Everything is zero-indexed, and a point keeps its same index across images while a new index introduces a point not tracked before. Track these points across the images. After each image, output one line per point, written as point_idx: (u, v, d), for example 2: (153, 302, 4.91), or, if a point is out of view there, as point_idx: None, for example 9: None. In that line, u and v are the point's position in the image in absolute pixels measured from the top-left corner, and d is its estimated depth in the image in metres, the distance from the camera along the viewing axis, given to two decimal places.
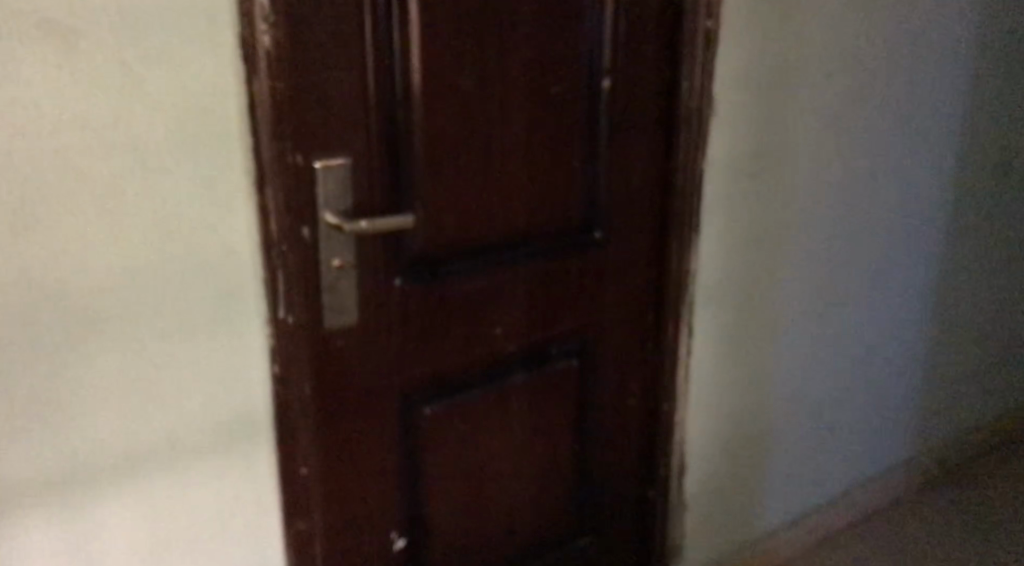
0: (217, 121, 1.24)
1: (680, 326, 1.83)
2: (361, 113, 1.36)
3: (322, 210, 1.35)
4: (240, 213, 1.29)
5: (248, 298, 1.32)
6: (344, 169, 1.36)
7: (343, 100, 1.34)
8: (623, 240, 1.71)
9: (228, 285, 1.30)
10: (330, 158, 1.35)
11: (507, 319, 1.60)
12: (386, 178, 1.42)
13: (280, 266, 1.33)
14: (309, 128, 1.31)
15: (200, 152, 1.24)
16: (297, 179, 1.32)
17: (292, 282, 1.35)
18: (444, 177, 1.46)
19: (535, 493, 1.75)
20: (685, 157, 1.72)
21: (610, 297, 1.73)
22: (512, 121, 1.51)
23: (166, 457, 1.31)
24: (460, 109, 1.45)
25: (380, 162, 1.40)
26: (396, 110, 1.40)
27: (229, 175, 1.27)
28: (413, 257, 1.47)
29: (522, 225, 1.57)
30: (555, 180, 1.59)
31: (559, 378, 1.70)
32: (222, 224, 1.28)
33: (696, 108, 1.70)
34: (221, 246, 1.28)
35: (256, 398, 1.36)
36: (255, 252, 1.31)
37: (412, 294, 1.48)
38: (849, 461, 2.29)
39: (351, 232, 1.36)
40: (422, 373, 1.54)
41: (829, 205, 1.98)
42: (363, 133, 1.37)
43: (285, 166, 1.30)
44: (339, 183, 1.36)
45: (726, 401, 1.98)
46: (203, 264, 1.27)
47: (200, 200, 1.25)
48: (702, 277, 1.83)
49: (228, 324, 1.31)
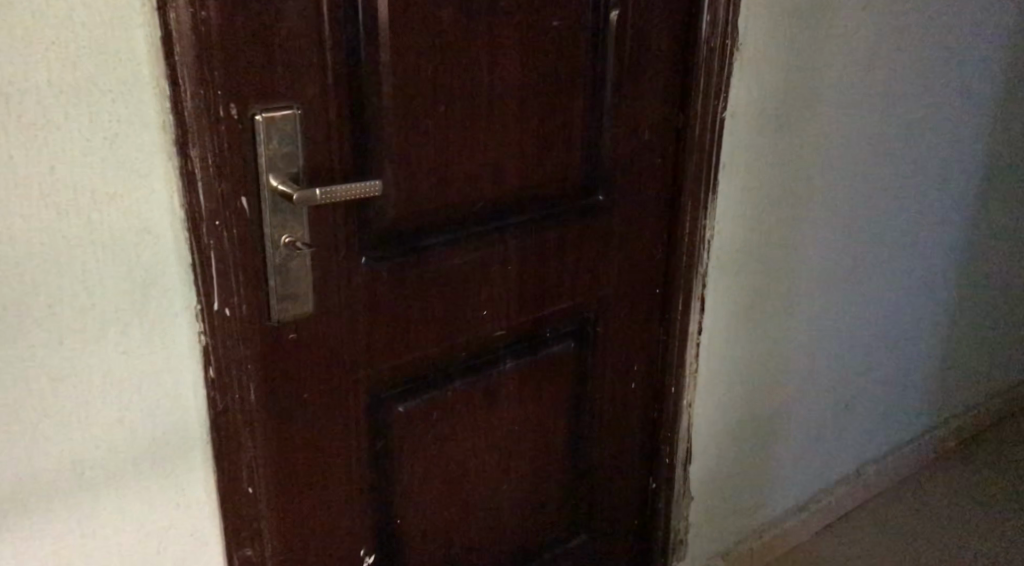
0: (122, 62, 0.95)
1: (691, 300, 1.57)
2: (315, 53, 1.08)
3: (266, 173, 1.08)
4: (160, 180, 1.00)
5: (174, 287, 1.04)
6: (294, 123, 1.09)
7: (288, 36, 1.06)
8: (629, 202, 1.45)
9: (145, 273, 1.02)
10: (276, 108, 1.07)
11: (492, 299, 1.35)
12: (348, 135, 1.14)
13: (213, 247, 1.05)
14: (245, 70, 1.03)
15: (101, 102, 0.94)
16: (231, 137, 1.04)
17: (228, 266, 1.07)
18: (415, 132, 1.20)
19: (524, 493, 1.50)
20: (703, 105, 1.45)
21: (612, 268, 1.47)
22: (500, 62, 1.24)
23: (73, 488, 1.04)
24: (434, 48, 1.18)
25: (337, 113, 1.12)
26: (358, 48, 1.12)
27: (141, 131, 0.97)
28: (381, 229, 1.21)
29: (511, 187, 1.31)
30: (550, 133, 1.32)
31: (552, 363, 1.45)
32: (134, 196, 0.99)
33: (719, 45, 1.43)
34: (134, 223, 0.99)
35: (187, 410, 1.09)
36: (180, 231, 1.03)
37: (380, 273, 1.22)
38: (866, 436, 2.06)
39: (301, 201, 1.09)
40: (393, 367, 1.28)
41: (860, 156, 1.71)
42: (316, 78, 1.09)
43: (215, 121, 1.02)
44: (288, 139, 1.09)
45: (739, 381, 1.71)
46: (111, 248, 0.99)
47: (103, 165, 0.96)
48: (716, 242, 1.56)
49: (149, 322, 1.03)
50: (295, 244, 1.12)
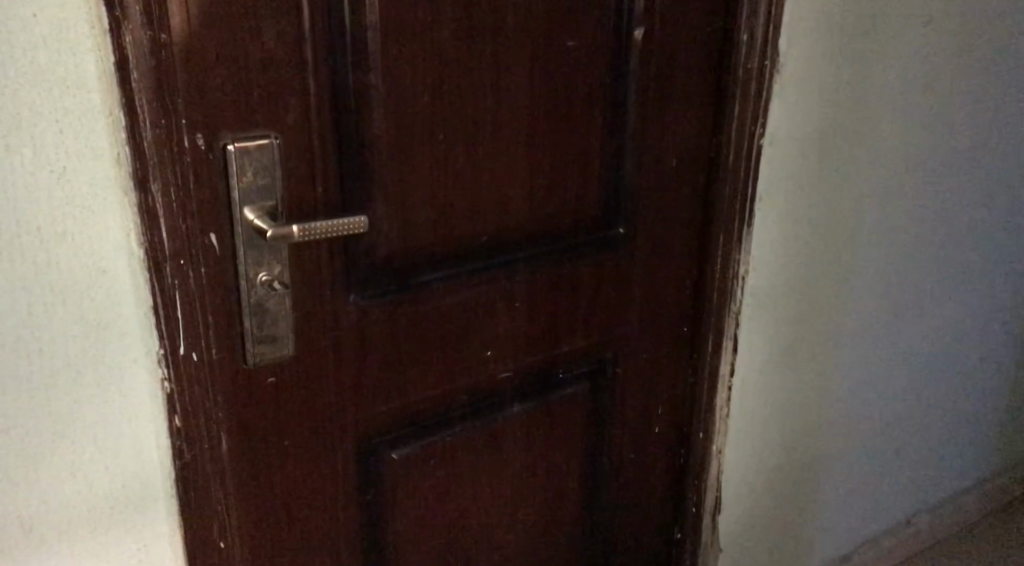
0: (69, 89, 0.87)
1: (724, 341, 1.44)
2: (295, 78, 0.99)
3: (239, 207, 0.99)
4: (115, 216, 0.92)
5: (132, 332, 0.96)
6: (271, 153, 1.00)
7: (264, 61, 0.97)
8: (653, 235, 1.33)
9: (99, 317, 0.94)
10: (250, 138, 0.98)
11: (497, 339, 1.24)
12: (333, 165, 1.05)
13: (178, 287, 0.97)
14: (214, 98, 0.95)
15: (46, 133, 0.87)
16: (199, 169, 0.96)
17: (194, 306, 0.99)
18: (409, 162, 1.10)
19: (533, 545, 1.39)
20: (738, 131, 1.33)
21: (634, 306, 1.36)
22: (505, 87, 1.14)
23: (22, 544, 0.96)
24: (432, 72, 1.08)
25: (321, 142, 1.03)
26: (345, 72, 1.03)
27: (93, 164, 0.89)
28: (370, 266, 1.11)
29: (519, 220, 1.21)
30: (562, 160, 1.22)
31: (565, 408, 1.34)
32: (85, 234, 0.91)
33: (757, 65, 1.30)
34: (86, 263, 0.92)
35: (149, 461, 1.01)
36: (140, 272, 0.95)
37: (369, 313, 1.13)
38: (919, 486, 1.89)
39: (275, 239, 1.00)
40: (384, 412, 1.18)
41: (916, 186, 1.55)
42: (296, 105, 1.00)
43: (178, 152, 0.94)
44: (265, 171, 1.00)
45: (778, 428, 1.56)
46: (60, 290, 0.91)
47: (50, 201, 0.88)
48: (752, 279, 1.42)
49: (104, 368, 0.95)
50: (272, 284, 1.03)
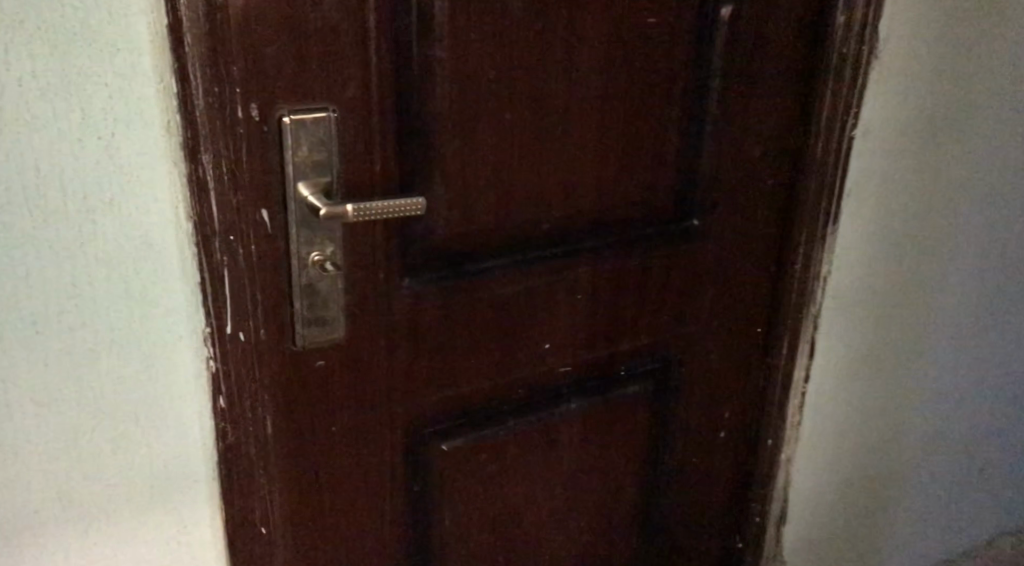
0: (120, 52, 0.83)
1: (799, 344, 1.36)
2: (357, 49, 0.94)
3: (293, 182, 0.95)
4: (163, 187, 0.88)
5: (178, 308, 0.92)
6: (328, 127, 0.95)
7: (324, 30, 0.92)
8: (729, 228, 1.26)
9: (144, 291, 0.90)
10: (307, 111, 0.94)
11: (557, 331, 1.19)
12: (393, 142, 1.00)
13: (226, 263, 0.93)
14: (271, 67, 0.91)
15: (94, 97, 0.83)
16: (252, 141, 0.92)
17: (242, 285, 0.95)
18: (472, 142, 1.04)
19: (585, 546, 1.33)
20: (827, 121, 1.25)
21: (705, 303, 1.28)
22: (579, 66, 1.08)
23: (58, 522, 0.93)
24: (502, 47, 1.02)
25: (380, 118, 0.98)
26: (409, 44, 0.98)
27: (142, 131, 0.85)
28: (426, 249, 1.06)
29: (585, 207, 1.15)
30: (637, 146, 1.16)
31: (626, 406, 1.28)
32: (132, 204, 0.87)
33: (853, 51, 1.21)
34: (133, 235, 0.88)
35: (191, 442, 0.97)
36: (188, 246, 0.91)
37: (425, 298, 1.08)
38: (1000, 508, 1.78)
39: (328, 217, 0.95)
40: (436, 401, 1.13)
41: (1017, 185, 1.44)
42: (357, 77, 0.95)
43: (230, 123, 0.90)
44: (321, 146, 0.96)
45: (852, 440, 1.47)
46: (105, 261, 0.87)
47: (98, 169, 0.85)
48: (835, 279, 1.33)
49: (148, 345, 0.92)
50: (325, 265, 0.99)
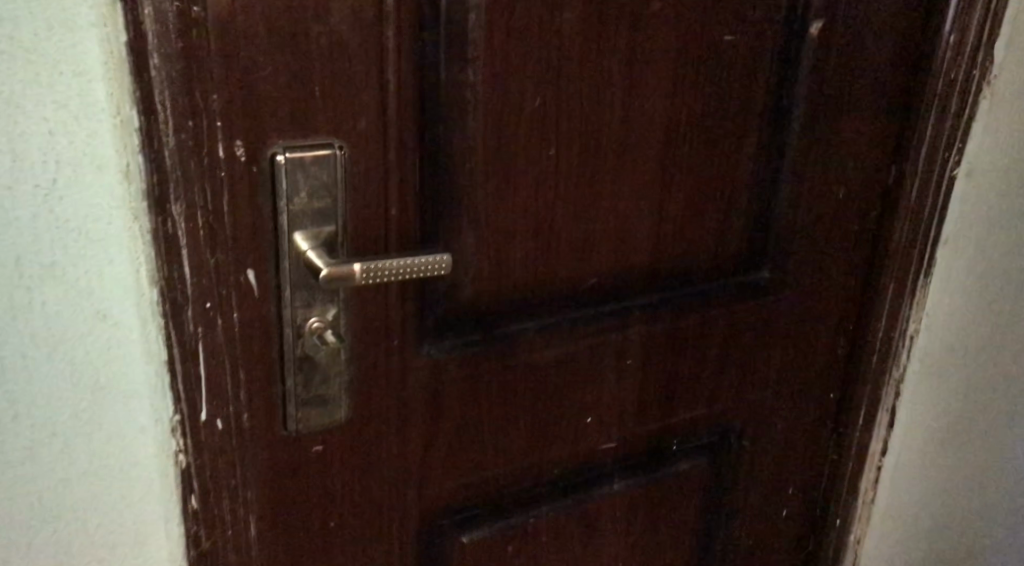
0: (63, 77, 0.64)
1: (878, 412, 1.17)
2: (371, 71, 0.76)
3: (288, 236, 0.76)
4: (120, 246, 0.69)
5: (140, 394, 0.73)
6: (334, 168, 0.76)
7: (330, 47, 0.74)
8: (806, 281, 1.07)
9: (95, 375, 0.71)
10: (307, 147, 0.75)
11: (603, 405, 1.00)
12: (413, 184, 0.81)
13: (203, 337, 0.75)
14: (263, 95, 0.72)
15: (29, 135, 0.64)
16: (237, 187, 0.73)
17: (222, 362, 0.76)
18: (508, 184, 0.85)
19: None
20: (927, 159, 1.05)
21: (773, 366, 1.09)
22: (640, 92, 0.89)
23: None
24: (548, 70, 0.83)
25: (398, 155, 0.79)
26: (436, 66, 0.79)
27: (93, 177, 0.67)
28: (449, 311, 0.87)
29: (641, 258, 0.96)
30: (704, 188, 0.96)
31: (678, 485, 1.09)
32: (81, 268, 0.68)
33: (961, 77, 1.02)
34: (82, 306, 0.69)
35: (155, 552, 0.79)
36: (152, 319, 0.72)
37: (448, 371, 0.89)
38: None
39: (328, 280, 0.76)
40: (458, 489, 0.94)
41: None
42: (370, 106, 0.77)
43: (209, 165, 0.71)
44: (324, 191, 0.77)
45: (940, 521, 1.27)
46: (46, 339, 0.69)
47: (34, 224, 0.66)
48: (923, 339, 1.14)
49: (101, 441, 0.73)
50: (321, 336, 0.80)
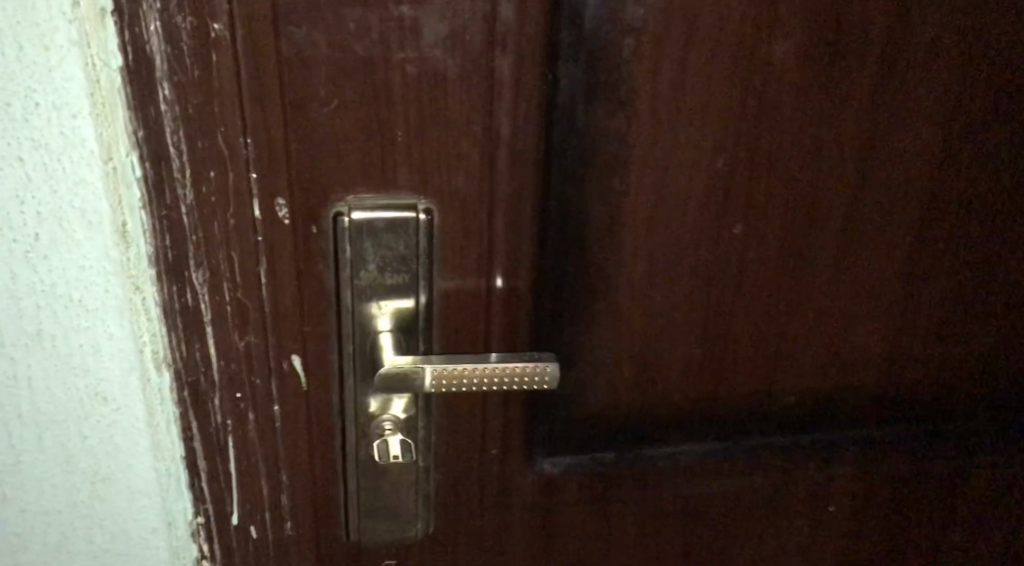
0: (38, 110, 0.49)
1: None
2: (474, 111, 0.55)
3: (350, 317, 0.58)
4: (120, 320, 0.54)
5: (150, 490, 0.59)
6: (415, 236, 0.57)
7: (417, 81, 0.54)
8: None
9: (95, 464, 0.58)
10: (382, 207, 0.56)
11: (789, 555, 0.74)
12: (529, 261, 0.60)
13: (233, 431, 0.59)
14: (319, 139, 0.54)
15: (2, 180, 0.50)
16: (281, 254, 0.56)
17: (259, 461, 0.61)
18: (668, 271, 0.62)
19: None
20: None
21: None
22: (883, 156, 0.61)
23: None
24: (743, 121, 0.58)
25: (508, 223, 0.59)
26: (576, 108, 0.57)
27: (82, 237, 0.52)
28: (572, 422, 0.66)
29: (865, 378, 0.69)
30: (975, 291, 0.67)
31: None
32: (74, 341, 0.55)
33: None
34: (76, 385, 0.56)
35: None
36: (166, 407, 0.58)
37: (569, 493, 0.68)
38: None
39: (383, 386, 0.58)
40: None
41: None
42: (470, 159, 0.56)
43: (242, 225, 0.54)
44: (400, 265, 0.58)
45: None
46: (34, 419, 0.56)
47: (14, 286, 0.53)
48: None
49: (105, 537, 0.60)
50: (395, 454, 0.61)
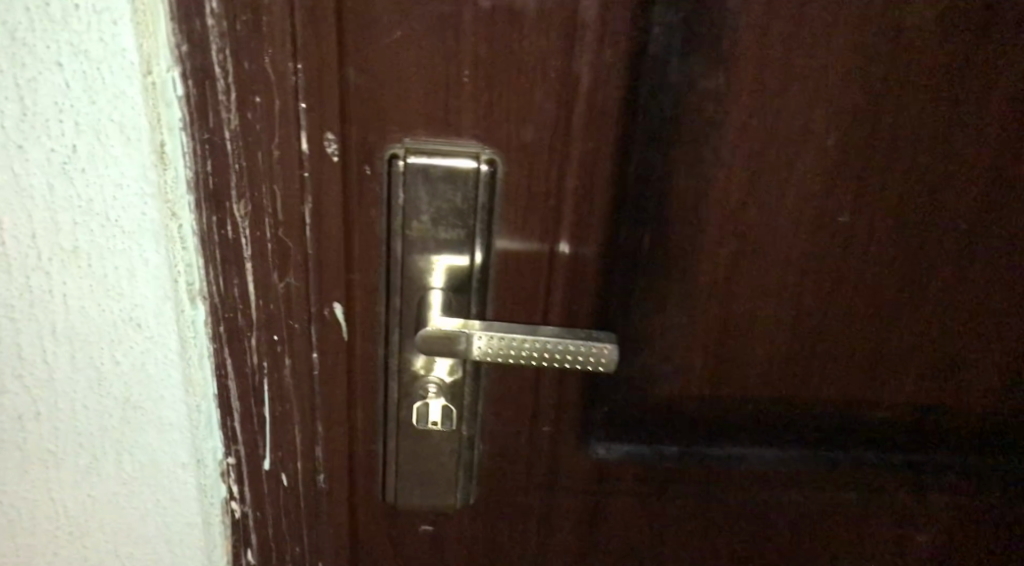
0: (78, 13, 0.45)
1: None
2: (551, 57, 0.49)
3: (400, 269, 0.54)
4: (156, 247, 0.51)
5: (180, 424, 0.57)
6: (474, 189, 0.53)
7: (489, 17, 0.48)
8: None
9: (126, 389, 0.56)
10: (443, 155, 0.52)
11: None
12: (599, 227, 0.55)
13: (268, 374, 0.56)
14: (377, 71, 0.49)
15: (40, 84, 0.47)
16: (330, 192, 0.52)
17: (293, 408, 0.58)
18: (755, 255, 0.55)
19: None
20: None
21: None
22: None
23: None
24: (861, 96, 0.51)
25: (579, 183, 0.53)
26: (668, 63, 0.50)
27: (120, 155, 0.49)
28: (633, 405, 0.61)
29: (969, 396, 0.61)
30: None
31: None
32: (109, 262, 0.52)
33: None
34: (110, 307, 0.53)
35: None
36: (200, 341, 0.55)
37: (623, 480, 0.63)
38: None
39: (424, 345, 0.53)
40: None
41: None
42: (543, 109, 0.51)
43: (289, 158, 0.50)
44: (455, 220, 0.53)
45: None
46: (69, 337, 0.55)
47: (51, 198, 0.50)
48: None
49: (134, 465, 0.59)
50: (434, 420, 0.57)
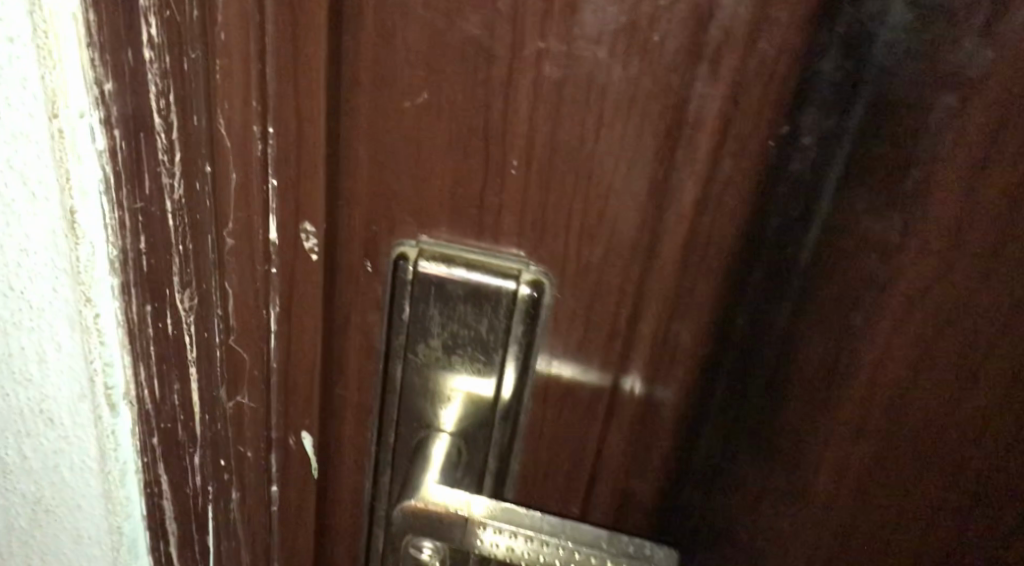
0: None
1: None
2: (638, 158, 0.33)
3: (396, 398, 0.39)
4: (69, 332, 0.39)
5: (100, 542, 0.45)
6: (507, 318, 0.37)
7: (555, 94, 0.33)
8: None
9: (35, 492, 0.44)
10: (470, 263, 0.36)
11: None
12: (681, 392, 0.38)
13: (213, 503, 0.43)
14: (389, 148, 0.34)
15: None
16: (305, 297, 0.37)
17: (244, 548, 0.44)
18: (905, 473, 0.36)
19: None
20: None
21: None
22: None
23: None
24: None
25: (658, 332, 0.37)
26: (815, 194, 0.33)
27: (22, 216, 0.37)
28: None
29: None
30: None
31: None
32: (15, 341, 0.40)
33: None
34: (15, 394, 0.41)
35: None
36: (124, 452, 0.42)
37: None
38: None
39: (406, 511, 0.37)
40: None
41: None
42: (620, 228, 0.35)
43: (252, 247, 0.36)
44: (477, 349, 0.37)
45: None
46: None
47: None
48: None
49: None
50: None
